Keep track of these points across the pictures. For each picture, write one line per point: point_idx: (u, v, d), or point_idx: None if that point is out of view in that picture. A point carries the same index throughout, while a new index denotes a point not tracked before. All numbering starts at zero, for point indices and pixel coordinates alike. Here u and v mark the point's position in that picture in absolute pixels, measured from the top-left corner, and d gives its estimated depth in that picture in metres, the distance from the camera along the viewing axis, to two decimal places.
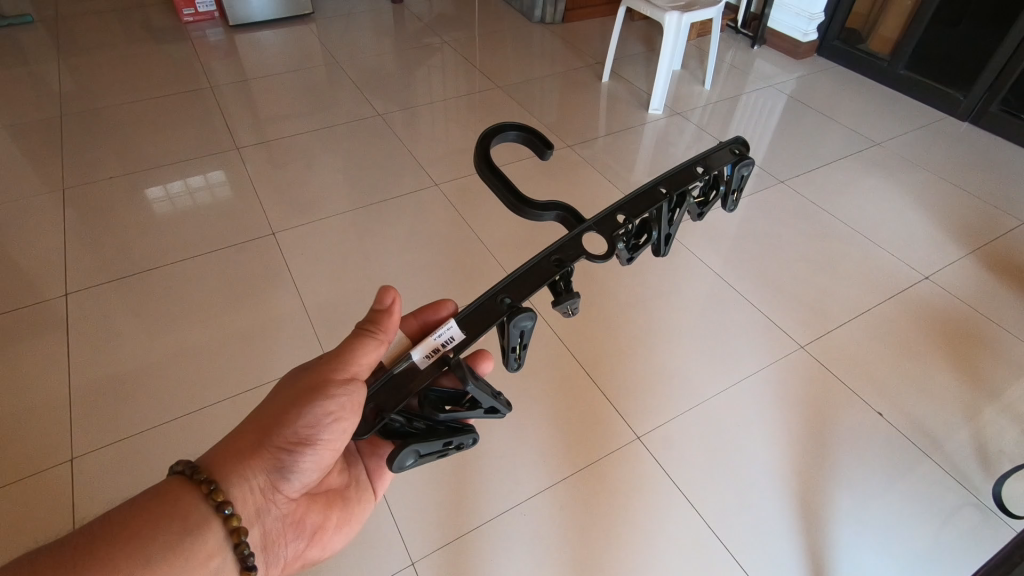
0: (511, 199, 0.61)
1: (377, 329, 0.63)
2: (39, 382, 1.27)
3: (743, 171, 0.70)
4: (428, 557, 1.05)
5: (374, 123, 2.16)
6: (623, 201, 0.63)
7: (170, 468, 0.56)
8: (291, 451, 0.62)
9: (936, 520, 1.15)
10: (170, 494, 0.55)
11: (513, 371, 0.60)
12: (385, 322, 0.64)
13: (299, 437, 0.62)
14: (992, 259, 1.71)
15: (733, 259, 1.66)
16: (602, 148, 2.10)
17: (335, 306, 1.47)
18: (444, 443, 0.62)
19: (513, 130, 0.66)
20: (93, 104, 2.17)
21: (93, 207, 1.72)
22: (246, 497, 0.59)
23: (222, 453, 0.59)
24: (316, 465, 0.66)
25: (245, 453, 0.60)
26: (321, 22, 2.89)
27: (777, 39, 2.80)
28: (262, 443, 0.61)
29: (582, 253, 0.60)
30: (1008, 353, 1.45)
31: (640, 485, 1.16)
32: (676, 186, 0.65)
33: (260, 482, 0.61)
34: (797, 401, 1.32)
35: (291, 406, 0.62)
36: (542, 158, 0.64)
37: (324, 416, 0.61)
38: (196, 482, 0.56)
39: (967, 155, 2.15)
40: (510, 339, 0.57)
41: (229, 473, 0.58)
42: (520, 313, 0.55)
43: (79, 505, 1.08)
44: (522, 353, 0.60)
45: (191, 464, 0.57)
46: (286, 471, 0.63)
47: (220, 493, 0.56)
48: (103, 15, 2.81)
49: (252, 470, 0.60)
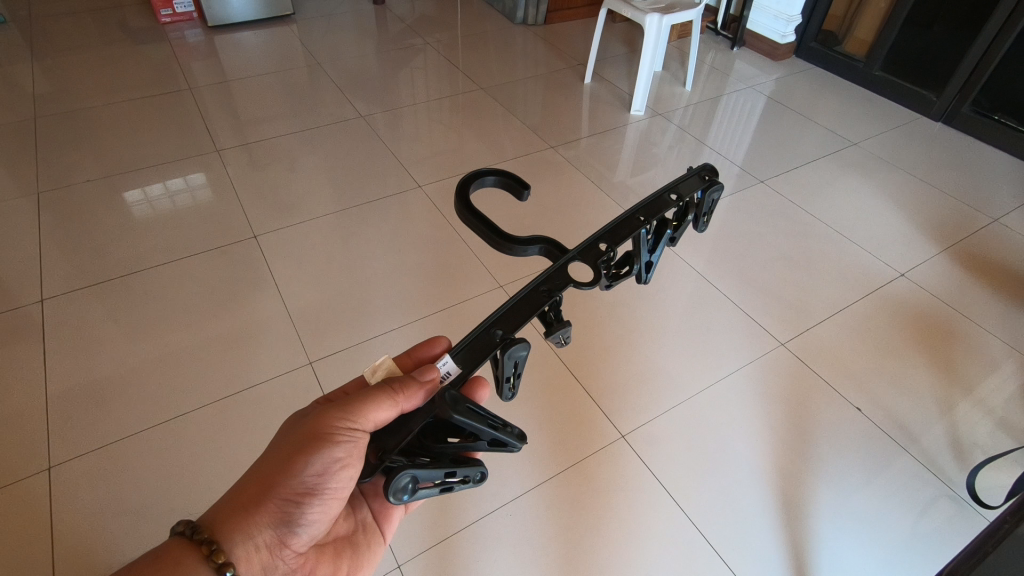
0: (490, 235, 0.62)
1: (390, 389, 0.60)
2: (14, 389, 1.25)
3: (714, 196, 0.71)
4: (414, 559, 1.05)
5: (356, 125, 2.16)
6: (605, 230, 0.64)
7: (171, 528, 0.57)
8: (297, 502, 0.62)
9: (914, 512, 1.17)
10: (168, 555, 0.56)
11: (509, 401, 0.60)
12: (401, 385, 0.60)
13: (304, 487, 0.62)
14: (966, 255, 1.75)
15: (714, 257, 1.68)
16: (585, 149, 2.11)
17: (318, 309, 1.46)
18: (446, 471, 0.57)
19: (490, 176, 0.67)
20: (68, 106, 2.14)
21: (70, 210, 1.70)
22: (251, 553, 0.60)
23: (230, 509, 0.60)
24: (324, 517, 0.65)
25: (253, 506, 0.60)
26: (303, 23, 2.87)
27: (756, 40, 2.84)
28: (270, 496, 0.61)
29: (569, 281, 0.62)
30: (981, 348, 1.48)
31: (625, 484, 1.17)
32: (655, 214, 0.67)
33: (268, 538, 0.61)
34: (779, 397, 1.34)
35: (294, 457, 0.62)
36: (520, 199, 0.66)
37: (329, 463, 0.62)
38: (197, 542, 0.57)
39: (941, 154, 2.20)
40: (505, 370, 0.57)
41: (235, 531, 0.59)
42: (515, 343, 0.56)
43: (58, 512, 1.07)
44: (517, 383, 0.60)
45: (191, 525, 0.57)
46: (296, 526, 0.63)
47: (220, 554, 0.57)
48: (78, 15, 2.77)
49: (255, 525, 0.60)
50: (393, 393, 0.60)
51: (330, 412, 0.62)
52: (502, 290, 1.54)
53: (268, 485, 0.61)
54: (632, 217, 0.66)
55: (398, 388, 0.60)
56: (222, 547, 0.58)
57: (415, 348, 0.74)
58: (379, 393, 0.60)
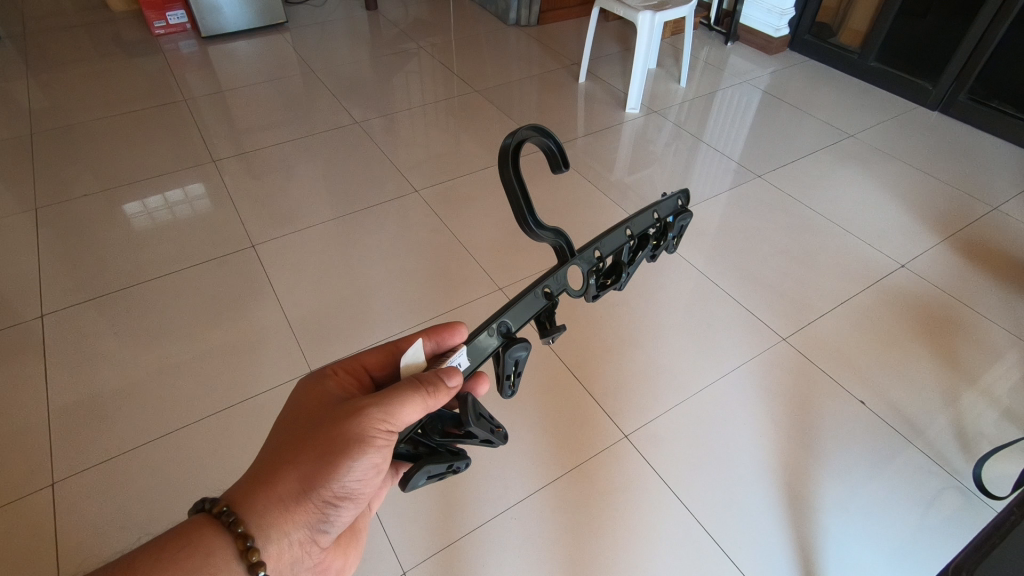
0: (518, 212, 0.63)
1: (428, 391, 0.56)
2: (16, 405, 1.25)
3: (683, 223, 0.73)
4: (419, 565, 1.05)
5: (351, 131, 2.16)
6: (604, 237, 0.64)
7: (196, 506, 0.54)
8: (329, 502, 0.59)
9: (921, 505, 1.17)
10: (195, 543, 0.52)
11: (507, 396, 0.64)
12: (440, 386, 0.56)
13: (340, 491, 0.58)
14: (967, 245, 1.74)
15: (714, 254, 1.68)
16: (581, 148, 2.11)
17: (318, 317, 1.46)
18: (446, 467, 0.59)
19: (553, 141, 0.62)
20: (64, 121, 2.15)
21: (68, 225, 1.70)
22: (280, 552, 0.56)
23: (258, 506, 0.55)
24: (350, 512, 0.62)
25: (283, 505, 0.56)
26: (296, 31, 2.87)
27: (749, 34, 2.83)
28: (300, 495, 0.56)
29: (564, 287, 0.64)
30: (984, 337, 1.48)
31: (628, 483, 1.17)
32: (640, 231, 0.67)
33: (300, 536, 0.58)
34: (781, 392, 1.34)
35: (325, 454, 0.57)
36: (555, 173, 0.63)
37: (368, 468, 0.58)
38: (232, 535, 0.53)
39: (938, 143, 2.19)
40: (505, 367, 0.60)
41: (269, 528, 0.55)
42: (516, 343, 0.59)
43: (63, 529, 1.06)
44: (516, 381, 0.63)
45: (224, 513, 0.53)
46: (324, 524, 0.60)
47: (254, 551, 0.53)
48: (73, 29, 2.78)
49: (286, 525, 0.56)
50: (431, 396, 0.56)
51: (363, 409, 0.56)
52: (501, 292, 1.54)
53: (296, 484, 0.56)
54: (623, 228, 0.65)
55: (434, 390, 0.56)
56: (256, 543, 0.54)
57: (439, 334, 0.69)
58: (418, 396, 0.55)
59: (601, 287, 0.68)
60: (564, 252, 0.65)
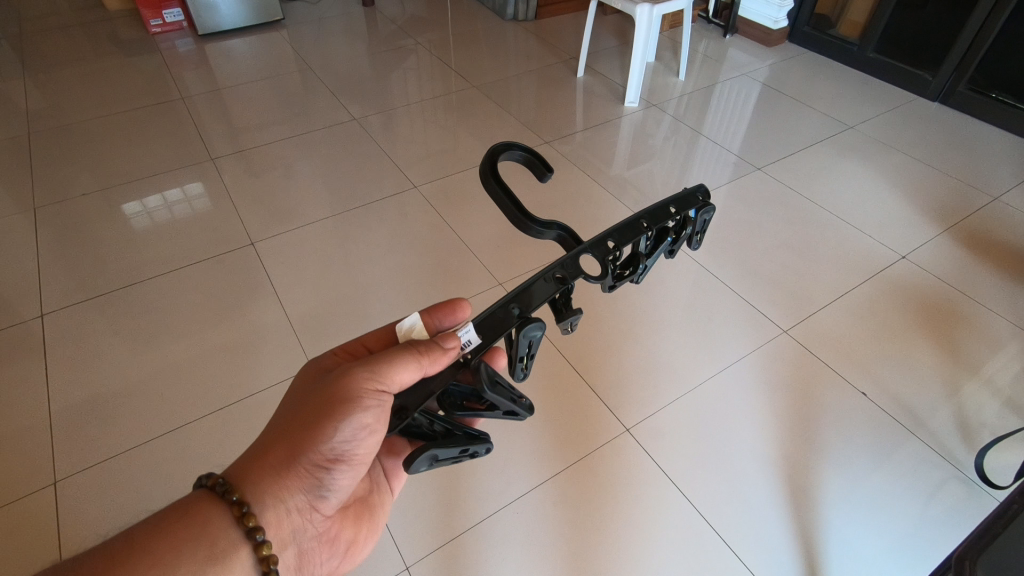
0: (514, 208, 0.63)
1: (420, 353, 0.59)
2: (17, 405, 1.25)
3: (706, 216, 0.70)
4: (422, 560, 1.05)
5: (350, 128, 2.15)
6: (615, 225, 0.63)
7: (198, 480, 0.54)
8: (326, 468, 0.60)
9: (924, 496, 1.17)
10: (195, 513, 0.52)
11: (520, 378, 0.64)
12: (434, 351, 0.59)
13: (334, 453, 0.59)
14: (968, 235, 1.74)
15: (714, 247, 1.68)
16: (580, 143, 2.10)
17: (318, 314, 1.46)
18: (460, 450, 0.60)
19: (518, 150, 0.68)
20: (61, 121, 2.14)
21: (67, 224, 1.70)
22: (280, 519, 0.57)
23: (258, 474, 0.56)
24: (351, 480, 0.63)
25: (280, 471, 0.57)
26: (293, 28, 2.86)
27: (748, 27, 2.82)
28: (297, 462, 0.58)
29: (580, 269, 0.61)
30: (986, 327, 1.47)
31: (630, 475, 1.17)
32: (656, 221, 0.65)
33: (299, 502, 0.59)
34: (782, 385, 1.34)
35: (322, 420, 0.58)
36: (543, 179, 0.66)
37: (360, 428, 0.59)
38: (228, 502, 0.53)
39: (938, 134, 2.18)
40: (519, 349, 0.59)
41: (266, 493, 0.55)
42: (530, 323, 0.57)
43: (66, 527, 1.07)
44: (528, 363, 0.63)
45: (219, 480, 0.54)
46: (324, 489, 0.61)
47: (252, 517, 0.54)
48: (69, 29, 2.77)
49: (286, 489, 0.57)
50: (424, 356, 0.59)
51: (355, 373, 0.58)
52: (501, 287, 1.54)
53: (293, 451, 0.57)
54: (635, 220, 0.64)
55: (429, 351, 0.59)
56: (252, 509, 0.54)
57: (440, 313, 0.70)
58: (412, 358, 0.58)
59: (615, 276, 0.67)
60: (566, 243, 0.67)
